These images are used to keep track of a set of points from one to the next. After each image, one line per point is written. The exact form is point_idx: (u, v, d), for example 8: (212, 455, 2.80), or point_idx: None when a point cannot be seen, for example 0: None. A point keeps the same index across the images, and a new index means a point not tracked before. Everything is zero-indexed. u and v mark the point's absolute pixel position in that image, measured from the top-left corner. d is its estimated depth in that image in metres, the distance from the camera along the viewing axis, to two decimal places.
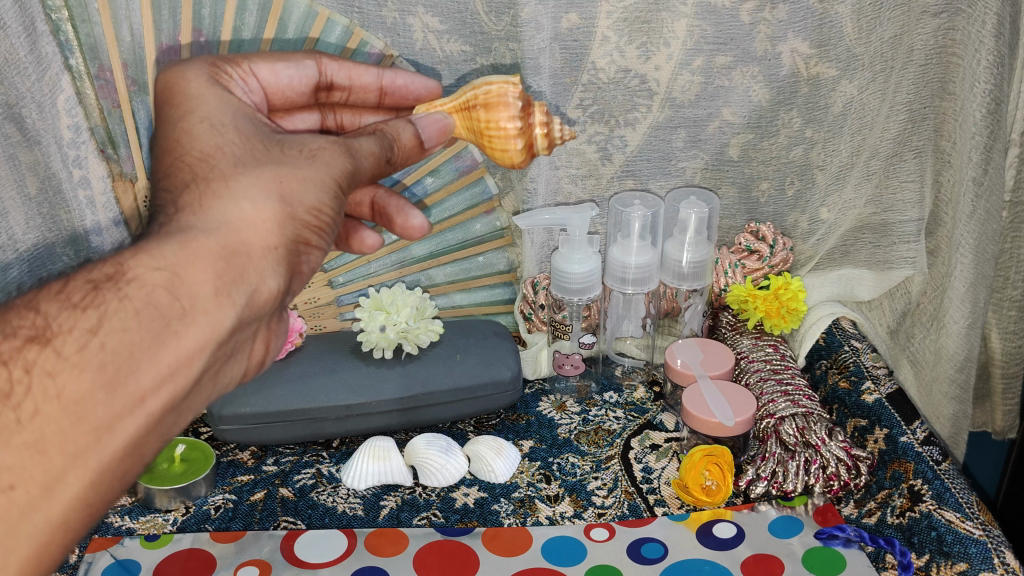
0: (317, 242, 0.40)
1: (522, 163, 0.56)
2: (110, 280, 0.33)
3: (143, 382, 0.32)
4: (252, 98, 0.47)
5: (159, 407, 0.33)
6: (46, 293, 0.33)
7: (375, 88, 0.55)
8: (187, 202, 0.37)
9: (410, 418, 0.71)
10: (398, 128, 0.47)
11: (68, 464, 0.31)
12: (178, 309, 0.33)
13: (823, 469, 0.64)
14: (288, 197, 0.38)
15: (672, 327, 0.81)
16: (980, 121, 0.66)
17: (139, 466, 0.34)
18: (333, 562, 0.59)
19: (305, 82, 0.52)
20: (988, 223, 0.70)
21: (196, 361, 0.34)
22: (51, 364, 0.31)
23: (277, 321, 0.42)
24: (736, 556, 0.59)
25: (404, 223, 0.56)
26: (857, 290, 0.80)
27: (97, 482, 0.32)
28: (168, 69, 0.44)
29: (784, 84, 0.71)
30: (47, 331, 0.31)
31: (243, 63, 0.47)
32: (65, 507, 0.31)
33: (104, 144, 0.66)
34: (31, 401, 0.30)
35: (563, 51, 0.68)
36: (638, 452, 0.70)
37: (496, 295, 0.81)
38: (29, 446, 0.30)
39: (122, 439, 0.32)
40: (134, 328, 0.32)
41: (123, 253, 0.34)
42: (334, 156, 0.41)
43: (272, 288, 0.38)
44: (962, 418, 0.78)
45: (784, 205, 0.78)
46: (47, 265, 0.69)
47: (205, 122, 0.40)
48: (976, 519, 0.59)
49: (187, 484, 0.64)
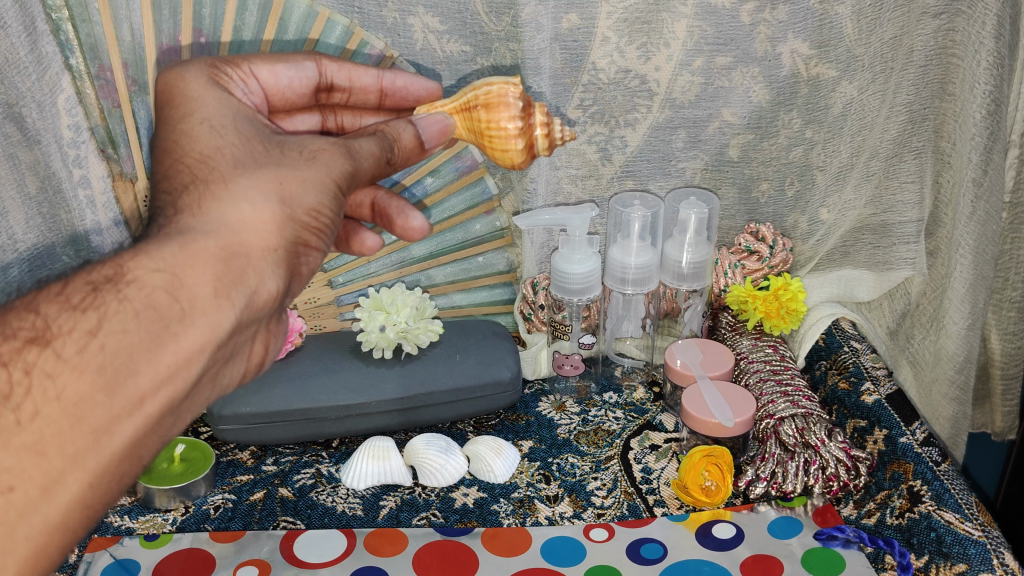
0: (317, 244, 0.40)
1: (522, 164, 0.56)
2: (109, 282, 0.33)
3: (142, 384, 0.32)
4: (251, 99, 0.47)
5: (158, 408, 0.33)
6: (46, 294, 0.33)
7: (375, 89, 0.55)
8: (186, 204, 0.37)
9: (410, 419, 0.71)
10: (398, 129, 0.47)
11: (67, 466, 0.31)
12: (177, 311, 0.33)
13: (823, 469, 0.64)
14: (287, 199, 0.38)
15: (672, 327, 0.81)
16: (980, 122, 0.66)
17: (137, 467, 0.34)
18: (333, 562, 0.59)
19: (305, 84, 0.52)
20: (988, 224, 0.70)
21: (196, 363, 0.34)
22: (50, 365, 0.31)
23: (277, 323, 0.42)
24: (735, 557, 0.59)
25: (404, 224, 0.55)
26: (857, 290, 0.80)
27: (96, 483, 0.32)
28: (168, 70, 0.44)
29: (784, 85, 0.71)
30: (47, 333, 0.31)
31: (243, 64, 0.47)
32: (64, 508, 0.31)
33: (104, 144, 0.66)
34: (30, 403, 0.30)
35: (564, 52, 0.69)
36: (638, 453, 0.70)
37: (496, 295, 0.81)
38: (28, 447, 0.30)
39: (120, 441, 0.32)
40: (133, 329, 0.32)
41: (123, 254, 0.34)
42: (334, 157, 0.41)
43: (271, 290, 0.38)
44: (962, 419, 0.78)
45: (784, 206, 0.78)
46: (48, 264, 0.69)
47: (205, 124, 0.40)
48: (975, 520, 0.59)
49: (186, 484, 0.64)
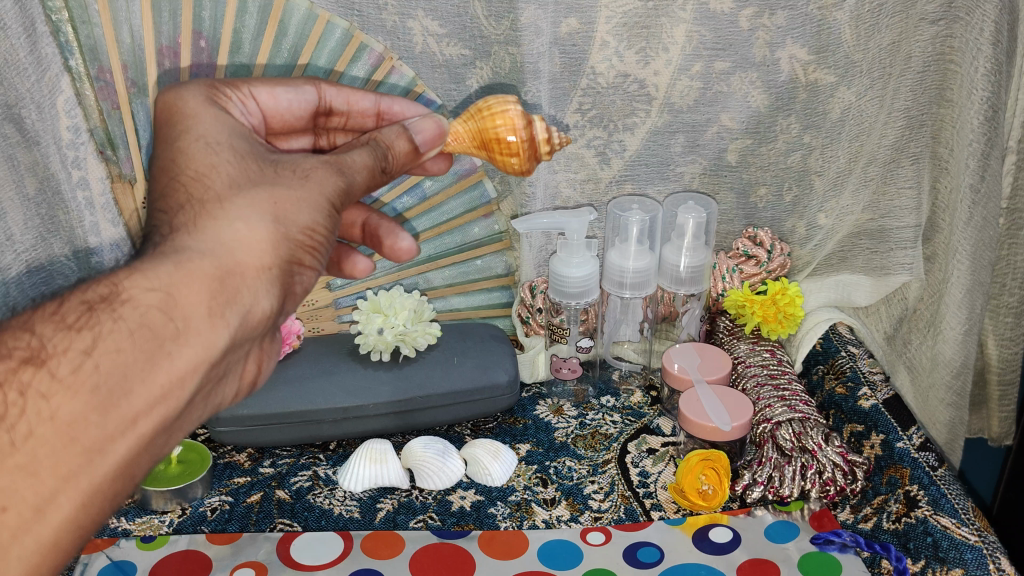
0: (311, 263, 0.40)
1: (524, 135, 0.54)
2: (105, 301, 0.33)
3: (137, 404, 0.32)
4: (250, 120, 0.47)
5: (151, 428, 0.33)
6: (41, 314, 0.33)
7: (373, 114, 0.55)
8: (182, 223, 0.36)
9: (406, 422, 0.71)
10: (391, 136, 0.47)
11: (60, 485, 0.31)
12: (171, 330, 0.33)
13: (818, 474, 0.64)
14: (282, 218, 0.38)
15: (670, 331, 0.80)
16: (977, 128, 0.66)
17: (130, 487, 0.34)
18: (328, 565, 0.59)
19: (304, 107, 0.52)
20: (986, 230, 0.70)
21: (188, 383, 0.34)
22: (44, 386, 0.31)
23: (270, 341, 0.42)
24: (731, 560, 0.59)
25: (393, 245, 0.55)
26: (854, 295, 0.81)
27: (88, 503, 0.32)
28: (167, 90, 0.44)
29: (783, 90, 0.71)
30: (42, 353, 0.31)
31: (243, 86, 0.47)
32: (56, 528, 0.31)
33: (103, 145, 0.67)
34: (25, 424, 0.30)
35: (563, 56, 0.69)
36: (635, 457, 0.70)
37: (494, 299, 0.81)
38: (20, 468, 0.30)
39: (113, 461, 0.32)
40: (127, 349, 0.32)
41: (118, 273, 0.34)
42: (326, 175, 0.41)
43: (265, 309, 0.38)
44: (959, 424, 0.78)
45: (783, 210, 0.78)
46: (46, 264, 0.69)
47: (201, 141, 0.40)
48: (972, 525, 0.59)
49: (182, 487, 0.64)
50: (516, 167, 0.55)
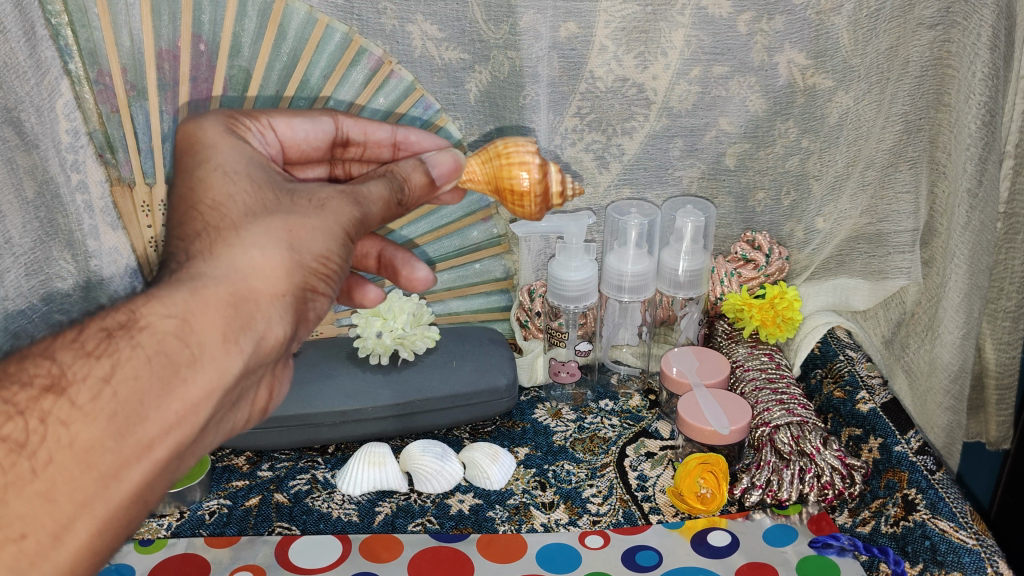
0: (324, 289, 0.40)
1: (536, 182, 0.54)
2: (123, 328, 0.32)
3: (151, 431, 0.31)
4: (267, 150, 0.47)
5: (165, 454, 0.32)
6: (61, 340, 0.32)
7: (389, 144, 0.56)
8: (198, 249, 0.36)
9: (407, 425, 0.71)
10: (408, 169, 0.48)
11: (76, 512, 0.30)
12: (186, 356, 0.33)
13: (817, 478, 0.64)
14: (296, 245, 0.38)
15: (668, 335, 0.82)
16: (974, 133, 0.65)
17: (144, 514, 0.33)
18: (327, 568, 0.59)
19: (321, 138, 0.52)
20: (983, 234, 0.69)
21: (203, 409, 0.33)
22: (65, 413, 0.30)
23: (281, 367, 0.42)
24: (730, 564, 0.59)
25: (409, 275, 0.56)
26: (852, 299, 0.81)
27: (103, 530, 0.31)
28: (187, 120, 0.44)
29: (781, 95, 0.71)
30: (62, 380, 0.31)
31: (261, 117, 0.47)
32: (73, 555, 0.30)
33: (102, 149, 0.67)
34: (45, 450, 0.29)
35: (562, 60, 0.69)
36: (633, 460, 0.70)
37: (493, 302, 0.82)
38: (40, 495, 0.29)
39: (128, 487, 0.31)
40: (144, 376, 0.31)
41: (135, 300, 0.33)
42: (341, 205, 0.41)
43: (278, 335, 0.37)
44: (956, 428, 0.76)
45: (781, 214, 0.79)
46: (45, 269, 0.68)
47: (219, 170, 0.40)
48: (970, 529, 0.58)
49: (183, 490, 0.64)
50: (527, 214, 0.55)
